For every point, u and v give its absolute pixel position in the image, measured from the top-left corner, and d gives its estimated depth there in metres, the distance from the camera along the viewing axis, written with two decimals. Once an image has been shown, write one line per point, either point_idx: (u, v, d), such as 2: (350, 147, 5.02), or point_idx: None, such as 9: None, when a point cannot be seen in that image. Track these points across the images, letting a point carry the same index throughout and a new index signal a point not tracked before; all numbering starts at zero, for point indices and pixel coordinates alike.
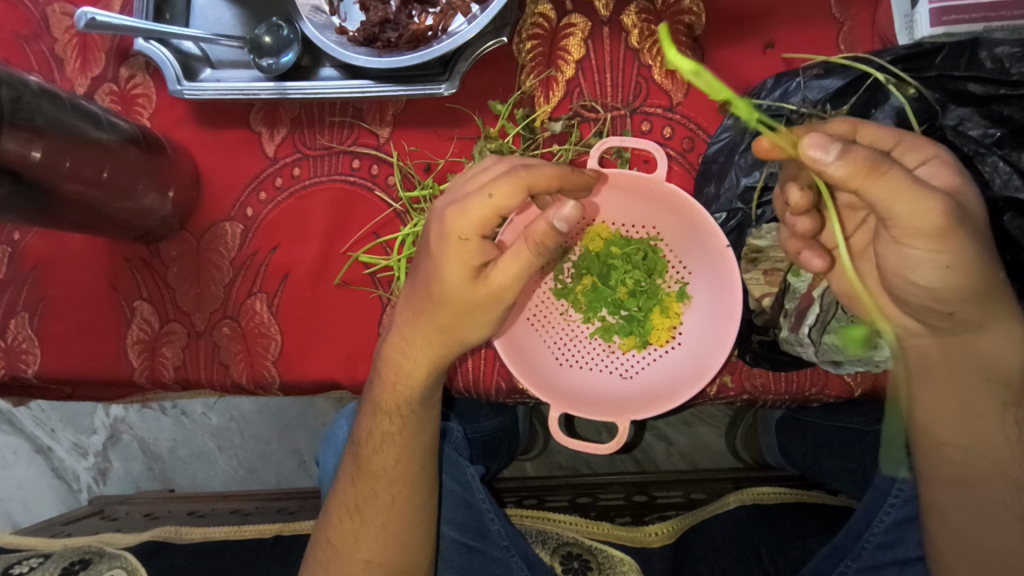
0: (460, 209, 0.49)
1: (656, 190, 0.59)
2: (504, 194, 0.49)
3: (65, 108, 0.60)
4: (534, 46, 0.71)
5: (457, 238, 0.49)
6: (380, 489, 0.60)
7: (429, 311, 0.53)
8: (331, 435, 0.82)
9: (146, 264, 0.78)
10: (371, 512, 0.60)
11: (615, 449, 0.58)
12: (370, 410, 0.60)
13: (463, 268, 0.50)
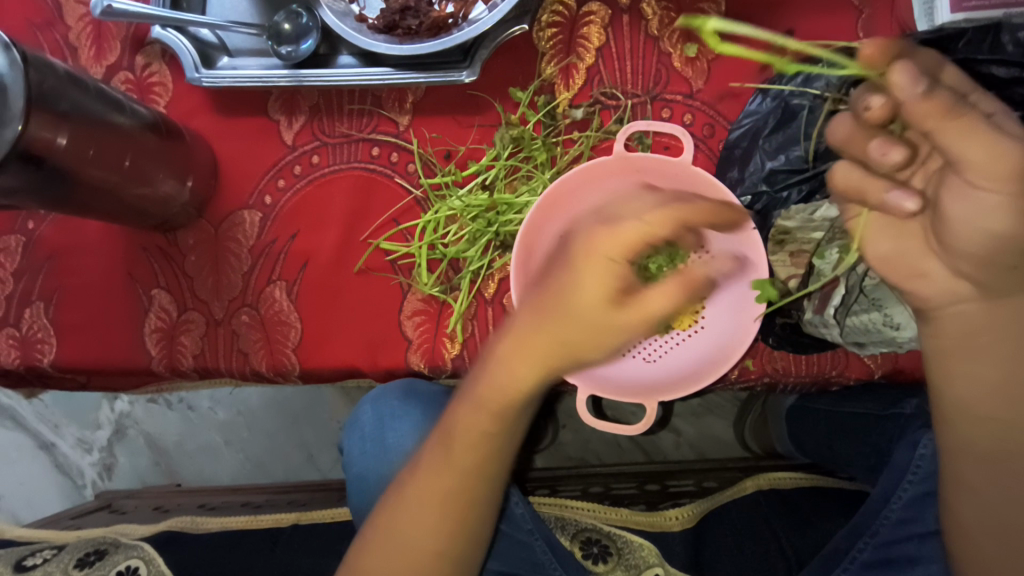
0: (612, 230, 0.46)
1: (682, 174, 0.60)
2: (657, 220, 0.45)
3: (88, 93, 0.60)
4: (554, 33, 0.71)
5: (604, 258, 0.46)
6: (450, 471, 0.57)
7: (547, 328, 0.49)
8: (355, 420, 0.80)
9: (164, 252, 0.78)
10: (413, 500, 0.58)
11: (643, 430, 0.58)
12: (468, 402, 0.56)
13: (607, 294, 0.46)
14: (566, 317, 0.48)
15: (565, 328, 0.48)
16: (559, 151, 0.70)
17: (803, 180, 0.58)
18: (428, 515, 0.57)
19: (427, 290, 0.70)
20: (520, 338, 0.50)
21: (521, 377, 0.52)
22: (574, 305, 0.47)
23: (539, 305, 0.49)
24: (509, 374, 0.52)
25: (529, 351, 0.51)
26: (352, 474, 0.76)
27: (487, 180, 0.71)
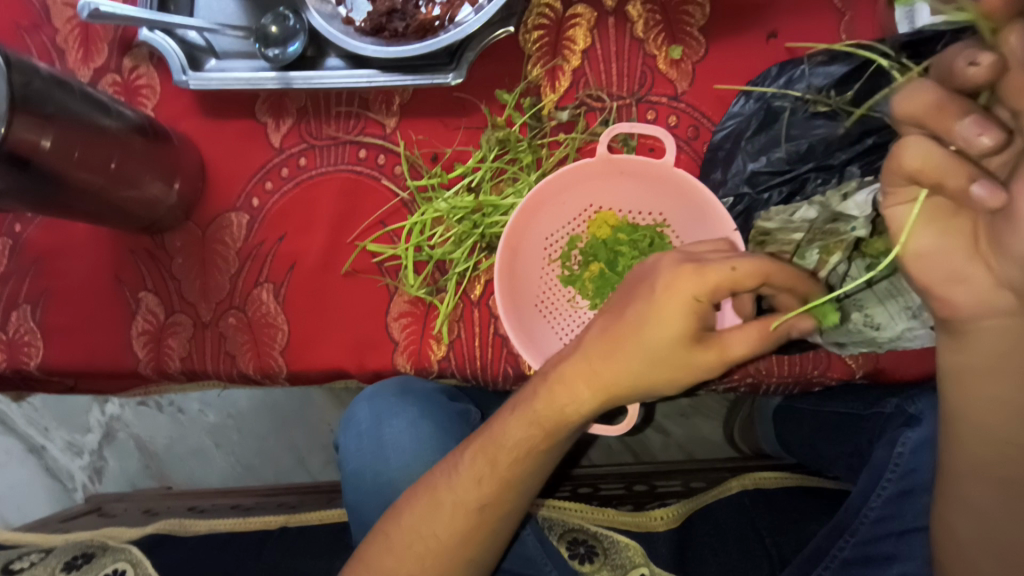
0: (697, 267, 0.46)
1: (667, 178, 0.61)
2: (744, 267, 0.45)
3: (74, 95, 0.60)
4: (540, 36, 0.71)
5: (693, 296, 0.46)
6: (489, 477, 0.55)
7: (618, 352, 0.49)
8: (350, 417, 0.76)
9: (151, 255, 0.78)
10: (444, 503, 0.57)
11: (626, 430, 0.58)
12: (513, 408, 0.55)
13: (686, 329, 0.47)
14: (636, 345, 0.48)
15: (634, 359, 0.49)
16: (544, 153, 0.70)
17: (784, 182, 0.58)
18: (454, 522, 0.56)
19: (414, 292, 0.71)
20: (589, 359, 0.51)
21: (582, 400, 0.51)
22: (648, 335, 0.47)
23: (612, 329, 0.50)
24: (569, 393, 0.52)
25: (593, 374, 0.51)
26: (347, 475, 0.73)
27: (473, 182, 0.71)
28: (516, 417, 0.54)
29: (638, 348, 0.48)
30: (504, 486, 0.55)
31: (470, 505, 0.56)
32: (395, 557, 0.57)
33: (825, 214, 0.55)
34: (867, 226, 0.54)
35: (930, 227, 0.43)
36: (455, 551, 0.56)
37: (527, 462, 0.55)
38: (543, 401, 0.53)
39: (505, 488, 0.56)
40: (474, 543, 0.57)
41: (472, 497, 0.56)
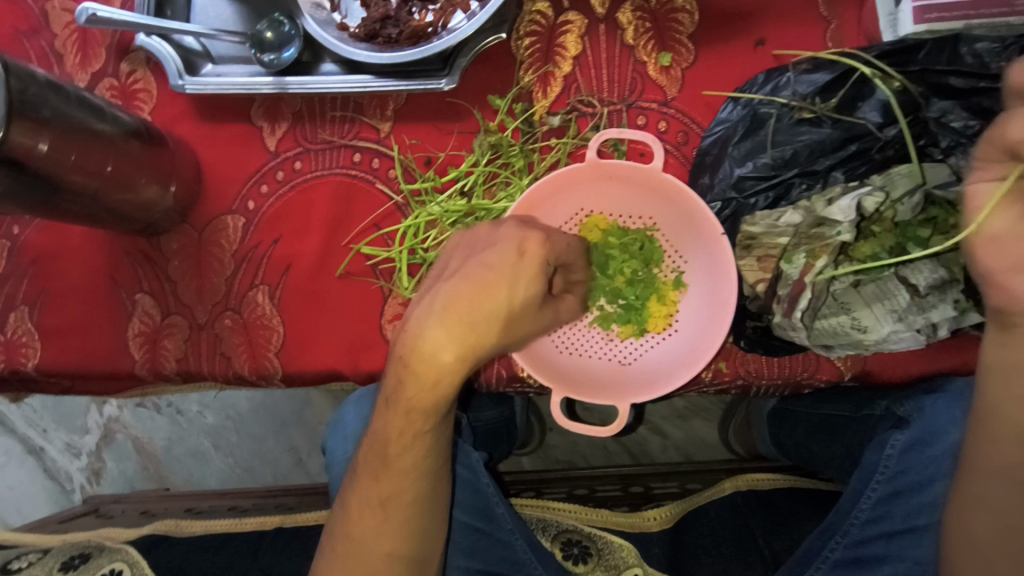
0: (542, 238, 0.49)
1: (655, 178, 0.60)
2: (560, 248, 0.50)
3: (70, 99, 0.61)
4: (532, 43, 0.72)
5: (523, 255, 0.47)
6: (383, 473, 0.53)
7: (479, 313, 0.45)
8: (338, 420, 0.78)
9: (147, 257, 0.79)
10: (353, 507, 0.55)
11: (615, 432, 0.58)
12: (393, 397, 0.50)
13: (522, 289, 0.47)
14: (496, 308, 0.45)
15: (482, 316, 0.45)
16: (536, 157, 0.71)
17: (769, 187, 0.58)
18: (369, 519, 0.54)
19: (409, 294, 0.71)
20: (448, 320, 0.45)
21: (446, 363, 0.46)
22: (501, 299, 0.45)
23: (466, 286, 0.45)
24: (432, 360, 0.46)
25: (454, 323, 0.45)
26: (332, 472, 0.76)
27: (466, 186, 0.72)
28: (390, 409, 0.50)
29: (496, 311, 0.45)
30: (404, 475, 0.53)
31: (369, 502, 0.54)
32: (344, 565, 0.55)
33: (812, 219, 0.56)
34: (851, 229, 0.55)
35: (1008, 211, 0.44)
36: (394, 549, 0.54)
37: (417, 447, 0.52)
38: (410, 384, 0.47)
39: (408, 480, 0.54)
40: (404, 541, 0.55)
41: (374, 493, 0.54)
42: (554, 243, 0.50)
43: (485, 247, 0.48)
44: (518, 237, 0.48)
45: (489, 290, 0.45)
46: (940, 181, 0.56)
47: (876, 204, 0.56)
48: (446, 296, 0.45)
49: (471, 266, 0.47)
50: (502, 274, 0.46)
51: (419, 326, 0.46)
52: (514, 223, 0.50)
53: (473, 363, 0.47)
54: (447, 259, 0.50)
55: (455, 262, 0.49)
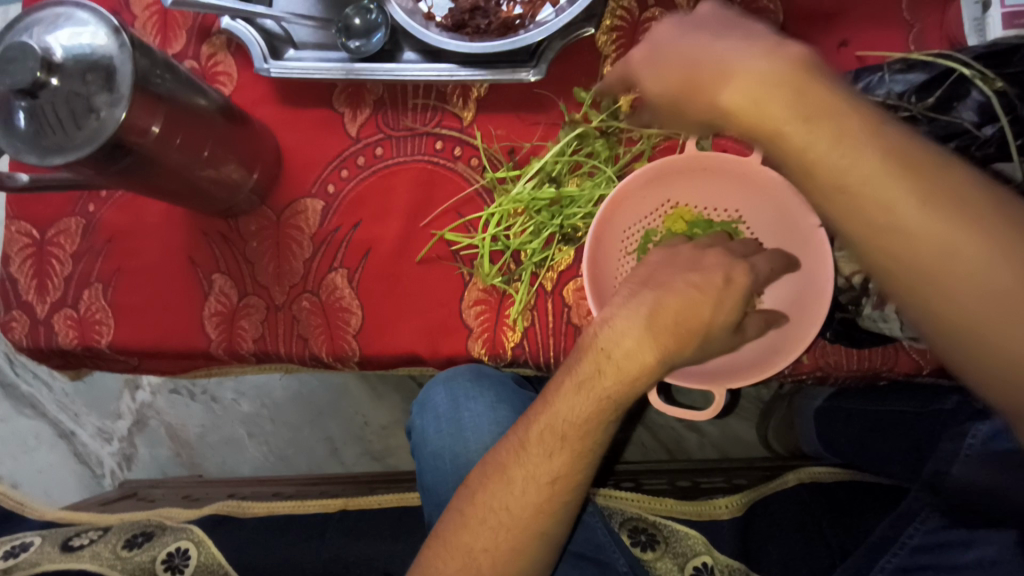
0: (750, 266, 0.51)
1: (772, 180, 0.62)
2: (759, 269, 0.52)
3: (179, 78, 0.61)
4: (616, 37, 0.74)
5: (728, 275, 0.49)
6: (560, 451, 0.50)
7: (682, 328, 0.47)
8: (426, 400, 0.79)
9: (225, 238, 0.79)
10: (515, 481, 0.51)
11: (713, 415, 0.58)
12: (560, 382, 0.51)
13: (731, 305, 0.48)
14: (699, 324, 0.47)
15: (682, 323, 0.47)
16: (622, 149, 0.73)
17: None
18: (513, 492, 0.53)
19: (489, 280, 0.72)
20: (655, 330, 0.47)
21: (644, 365, 0.47)
22: (706, 317, 0.47)
23: (673, 299, 0.48)
24: (633, 361, 0.48)
25: (656, 328, 0.47)
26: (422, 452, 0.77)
27: (552, 173, 0.72)
28: (581, 393, 0.49)
29: (699, 326, 0.47)
30: (578, 458, 0.51)
31: (541, 479, 0.51)
32: (470, 534, 0.52)
33: None
34: None
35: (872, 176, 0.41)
36: (538, 526, 0.51)
37: (598, 433, 0.50)
38: (611, 374, 0.48)
39: (579, 462, 0.51)
40: (552, 518, 0.52)
41: (543, 470, 0.51)
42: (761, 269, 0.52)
43: (693, 266, 0.51)
44: (726, 266, 0.50)
45: (696, 305, 0.47)
46: None
47: None
48: (653, 303, 0.48)
49: (677, 280, 0.49)
50: (706, 295, 0.48)
51: (619, 329, 0.48)
52: (720, 250, 0.52)
53: (670, 368, 0.49)
54: (651, 270, 0.53)
55: (657, 275, 0.51)
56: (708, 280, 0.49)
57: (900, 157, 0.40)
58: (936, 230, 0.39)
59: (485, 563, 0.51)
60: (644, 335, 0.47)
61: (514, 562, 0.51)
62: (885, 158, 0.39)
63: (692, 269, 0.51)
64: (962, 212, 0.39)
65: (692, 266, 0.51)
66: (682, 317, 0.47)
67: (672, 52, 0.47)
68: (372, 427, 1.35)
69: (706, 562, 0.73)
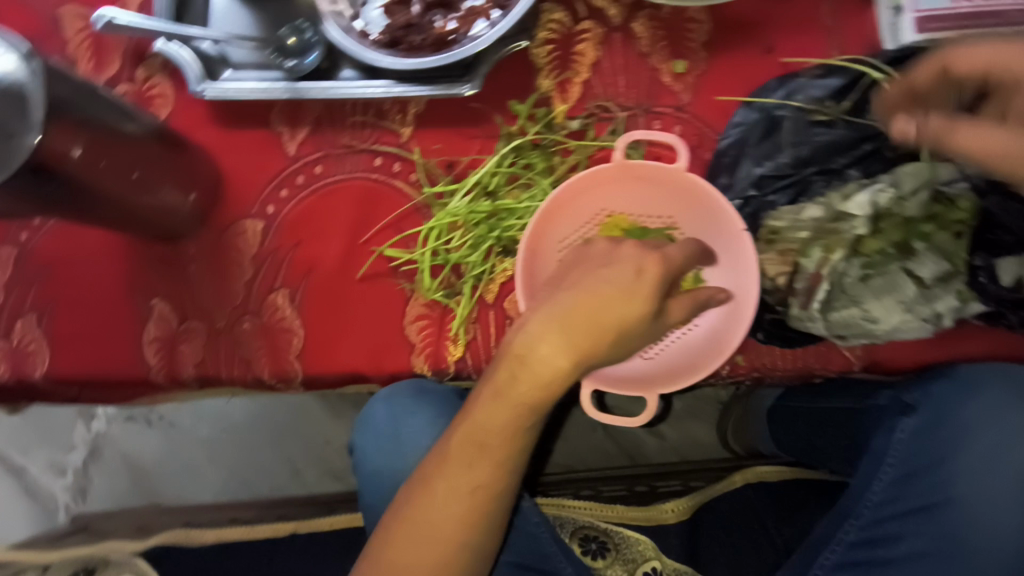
0: (662, 257, 0.52)
1: (709, 198, 0.62)
2: (674, 258, 0.53)
3: (103, 103, 0.60)
4: (550, 50, 0.75)
5: (638, 268, 0.51)
6: (479, 461, 0.55)
7: (595, 325, 0.48)
8: (366, 417, 0.79)
9: (163, 262, 0.78)
10: (436, 493, 0.55)
11: (646, 422, 0.60)
12: (488, 393, 0.52)
13: (644, 296, 0.50)
14: (612, 320, 0.49)
15: (594, 314, 0.49)
16: (557, 159, 0.74)
17: (788, 185, 0.63)
18: (449, 505, 0.55)
19: (431, 295, 0.73)
20: (567, 330, 0.48)
21: (561, 368, 0.49)
22: (618, 310, 0.49)
23: (584, 298, 0.49)
24: (548, 366, 0.49)
25: (569, 330, 0.48)
26: (365, 468, 0.77)
27: (488, 187, 0.73)
28: (498, 401, 0.52)
29: (612, 323, 0.49)
30: (497, 465, 0.55)
31: (462, 489, 0.55)
32: (395, 549, 0.56)
33: (831, 213, 0.61)
34: (866, 224, 0.60)
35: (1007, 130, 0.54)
36: (460, 536, 0.56)
37: (517, 441, 0.54)
38: (526, 379, 0.50)
39: (499, 471, 0.55)
40: (478, 527, 0.57)
41: (463, 480, 0.55)
42: (673, 258, 0.53)
43: (607, 263, 0.52)
44: (638, 259, 0.52)
45: (607, 302, 0.49)
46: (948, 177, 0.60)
47: (890, 200, 0.60)
48: (565, 305, 0.49)
49: (589, 278, 0.51)
50: (617, 289, 0.49)
51: (533, 333, 0.49)
52: (633, 244, 0.54)
53: (587, 369, 0.50)
54: (565, 272, 0.55)
55: (572, 277, 0.53)
56: (618, 274, 0.51)
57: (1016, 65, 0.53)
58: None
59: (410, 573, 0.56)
60: (558, 334, 0.49)
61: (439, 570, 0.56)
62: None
63: (606, 266, 0.52)
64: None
65: (607, 262, 0.52)
66: (596, 314, 0.49)
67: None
68: (334, 446, 1.33)
69: (656, 568, 0.77)
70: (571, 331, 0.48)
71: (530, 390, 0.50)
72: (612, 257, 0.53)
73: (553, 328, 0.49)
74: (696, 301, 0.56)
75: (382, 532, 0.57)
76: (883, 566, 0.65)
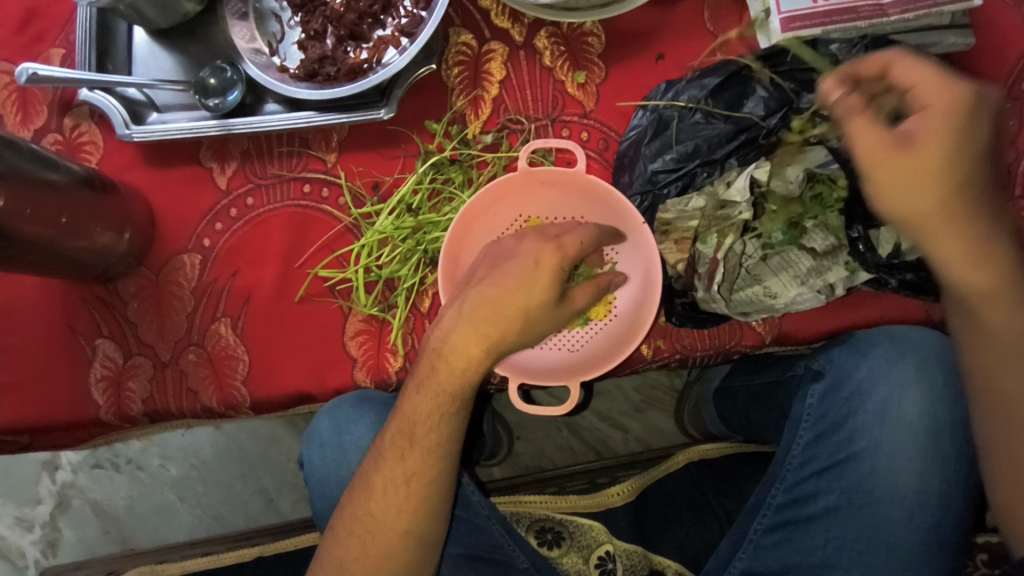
0: (557, 247, 0.57)
1: (608, 194, 0.66)
2: (572, 245, 0.57)
3: (25, 154, 0.63)
4: (460, 71, 0.79)
5: (535, 260, 0.56)
6: (410, 452, 0.58)
7: (498, 315, 0.55)
8: (314, 430, 0.83)
9: (104, 302, 0.80)
10: (375, 486, 0.59)
11: (569, 411, 0.63)
12: (412, 385, 0.58)
13: (543, 287, 0.55)
14: (514, 309, 0.55)
15: (500, 307, 0.55)
16: (475, 172, 0.78)
17: (679, 178, 0.67)
18: (387, 498, 0.59)
19: (367, 310, 0.76)
20: (474, 323, 0.55)
21: (474, 357, 0.56)
22: (520, 302, 0.55)
23: (487, 293, 0.55)
24: (462, 356, 0.56)
25: (477, 324, 0.55)
26: (320, 480, 0.81)
27: (412, 204, 0.77)
28: (421, 392, 0.57)
29: (514, 313, 0.55)
30: (428, 453, 0.58)
31: (397, 480, 0.58)
32: (343, 546, 0.59)
33: (714, 202, 0.66)
34: (750, 208, 0.65)
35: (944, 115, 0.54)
36: (406, 528, 0.59)
37: (442, 428, 0.58)
38: (443, 370, 0.56)
39: (430, 459, 0.58)
40: (422, 515, 0.59)
41: (398, 471, 0.58)
42: (569, 247, 0.57)
43: (510, 257, 0.58)
44: (537, 250, 0.57)
45: (506, 295, 0.55)
46: (820, 161, 0.66)
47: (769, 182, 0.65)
48: (472, 301, 0.56)
49: (495, 272, 0.57)
50: (518, 283, 0.55)
51: (446, 327, 0.56)
52: (533, 236, 0.58)
53: (500, 354, 0.57)
54: (475, 267, 0.60)
55: (481, 271, 0.59)
56: (517, 267, 0.56)
57: (898, 143, 0.55)
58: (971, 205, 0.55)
59: (357, 569, 0.58)
60: (473, 330, 0.56)
61: (386, 563, 0.58)
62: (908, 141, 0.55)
63: (508, 264, 0.57)
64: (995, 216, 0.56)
65: (509, 259, 0.57)
66: (501, 309, 0.55)
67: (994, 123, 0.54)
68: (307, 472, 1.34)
69: (609, 551, 0.81)
70: (479, 323, 0.55)
71: (449, 381, 0.56)
72: (518, 251, 0.58)
73: (465, 324, 0.55)
74: (598, 286, 0.62)
75: (331, 532, 0.60)
76: (807, 524, 0.70)
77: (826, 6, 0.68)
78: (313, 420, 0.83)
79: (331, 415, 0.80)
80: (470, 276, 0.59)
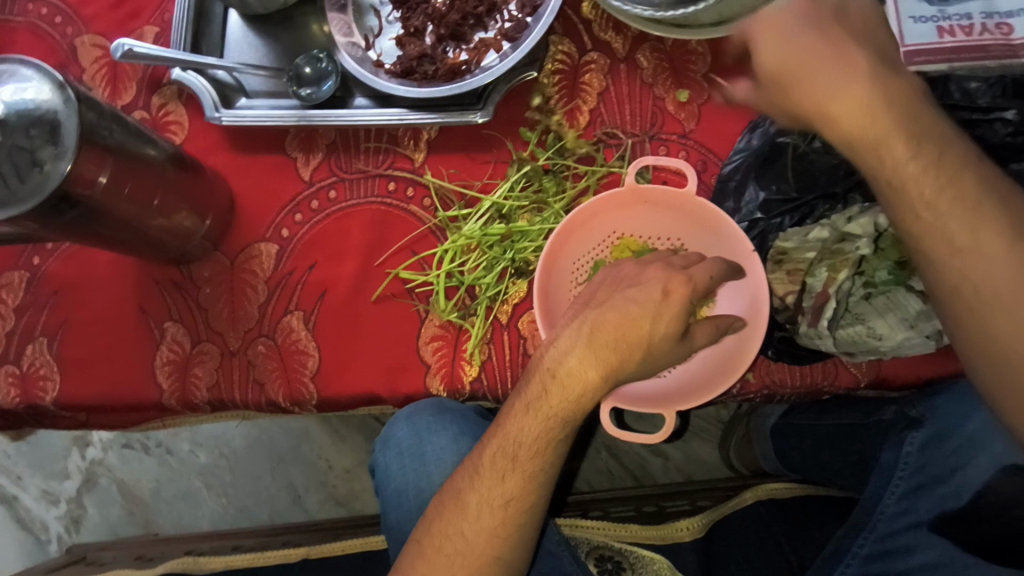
0: (687, 278, 0.55)
1: (727, 228, 0.66)
2: (699, 275, 0.56)
3: (128, 130, 0.62)
4: (558, 79, 0.78)
5: (663, 290, 0.54)
6: (511, 473, 0.56)
7: (621, 343, 0.53)
8: (390, 436, 0.82)
9: (177, 285, 0.79)
10: (470, 505, 0.57)
11: (665, 438, 0.61)
12: (520, 405, 0.56)
13: (672, 319, 0.53)
14: (637, 338, 0.53)
15: (625, 333, 0.53)
16: (568, 184, 0.76)
17: (793, 209, 0.67)
18: (483, 519, 0.57)
19: (446, 315, 0.74)
20: (594, 346, 0.54)
21: (591, 382, 0.54)
22: (643, 331, 0.53)
23: (612, 318, 0.54)
24: (578, 380, 0.54)
25: (598, 351, 0.54)
26: (390, 486, 0.81)
27: (503, 212, 0.76)
28: (531, 413, 0.55)
29: (637, 341, 0.53)
30: (529, 477, 0.56)
31: (494, 502, 0.57)
32: (428, 563, 0.57)
33: (837, 235, 0.63)
34: (869, 244, 0.62)
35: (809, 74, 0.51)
36: (494, 549, 0.57)
37: (547, 453, 0.56)
38: (556, 393, 0.54)
39: (529, 483, 0.57)
40: (507, 539, 0.57)
41: (497, 493, 0.56)
42: (699, 281, 0.56)
43: (634, 283, 0.56)
44: (663, 279, 0.55)
45: (635, 320, 0.53)
46: None
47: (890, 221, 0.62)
48: (594, 322, 0.54)
49: (616, 298, 0.55)
50: (643, 308, 0.53)
51: (563, 349, 0.55)
52: (661, 265, 0.57)
53: (614, 383, 0.55)
54: (595, 289, 0.58)
55: (602, 295, 0.57)
56: (645, 293, 0.54)
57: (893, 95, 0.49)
58: (875, 109, 0.49)
59: None
60: (593, 356, 0.54)
61: None
62: (786, 48, 0.51)
63: (638, 294, 0.55)
64: (904, 130, 0.49)
65: (641, 285, 0.56)
66: (627, 333, 0.53)
67: (849, 89, 0.49)
68: (336, 471, 1.31)
69: None
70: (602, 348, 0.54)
71: (558, 402, 0.54)
72: (637, 279, 0.57)
73: (586, 348, 0.54)
74: (720, 327, 0.59)
75: (416, 549, 0.59)
76: None
77: (954, 43, 0.65)
78: (389, 424, 0.83)
79: (406, 420, 0.80)
80: (590, 296, 0.58)
